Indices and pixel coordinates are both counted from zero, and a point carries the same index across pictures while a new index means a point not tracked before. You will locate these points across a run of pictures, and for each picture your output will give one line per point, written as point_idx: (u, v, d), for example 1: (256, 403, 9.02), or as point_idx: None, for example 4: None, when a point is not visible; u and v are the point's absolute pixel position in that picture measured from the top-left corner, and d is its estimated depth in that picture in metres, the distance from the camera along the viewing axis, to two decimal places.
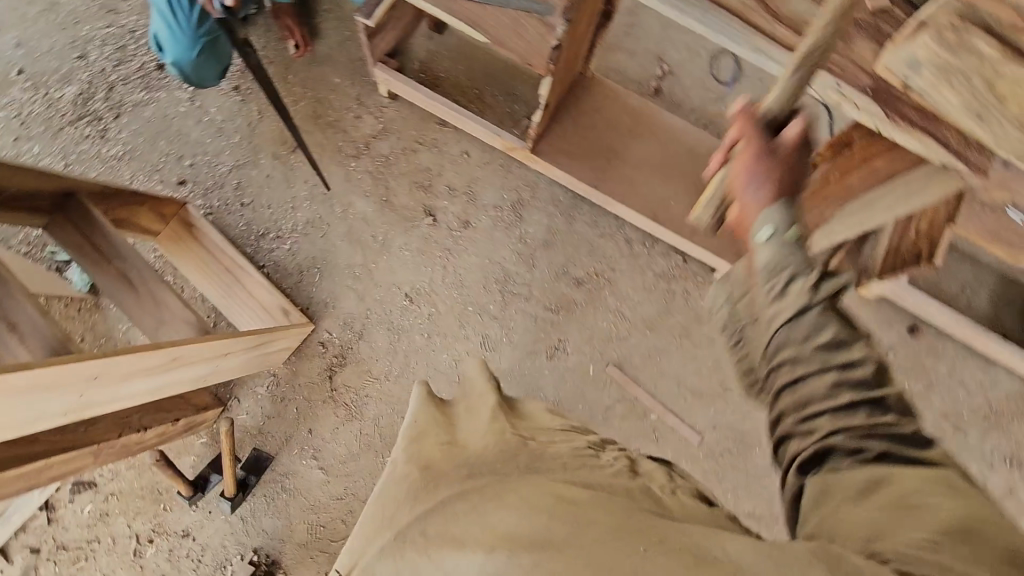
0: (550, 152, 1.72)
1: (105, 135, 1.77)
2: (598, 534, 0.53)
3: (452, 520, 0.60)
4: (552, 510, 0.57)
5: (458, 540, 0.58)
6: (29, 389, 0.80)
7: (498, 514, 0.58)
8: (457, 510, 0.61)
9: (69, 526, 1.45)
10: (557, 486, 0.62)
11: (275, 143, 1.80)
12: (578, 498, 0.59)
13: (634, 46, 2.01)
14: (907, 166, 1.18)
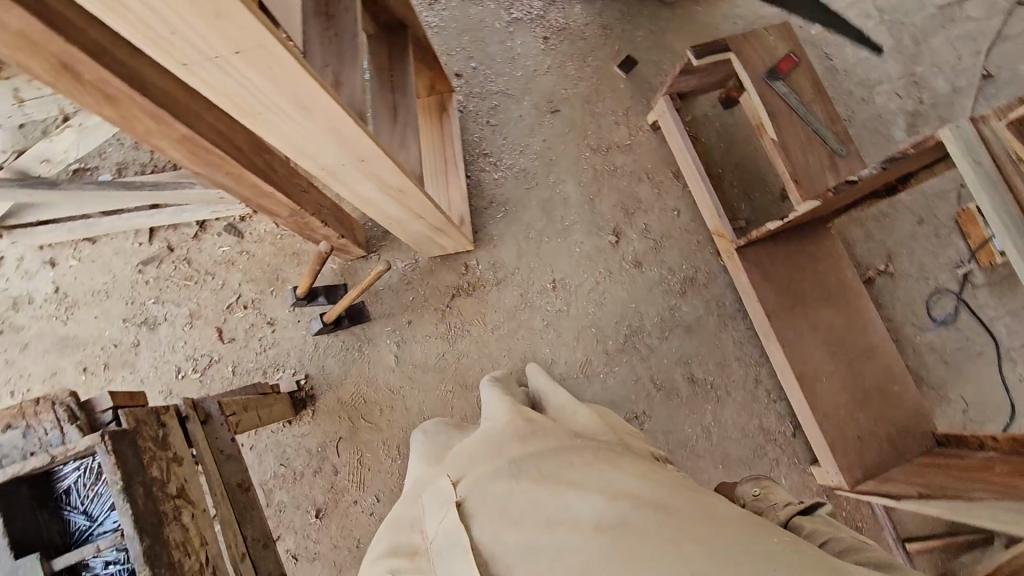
0: (752, 261, 1.71)
1: (433, 5, 2.02)
2: (710, 514, 0.68)
3: (571, 469, 0.77)
4: (667, 487, 0.73)
5: (580, 486, 0.74)
6: (330, 133, 0.94)
7: (617, 478, 0.75)
8: (576, 464, 0.78)
9: (202, 250, 1.69)
10: (658, 473, 0.78)
11: (542, 97, 1.96)
12: (683, 486, 0.75)
13: (879, 230, 1.96)
14: None
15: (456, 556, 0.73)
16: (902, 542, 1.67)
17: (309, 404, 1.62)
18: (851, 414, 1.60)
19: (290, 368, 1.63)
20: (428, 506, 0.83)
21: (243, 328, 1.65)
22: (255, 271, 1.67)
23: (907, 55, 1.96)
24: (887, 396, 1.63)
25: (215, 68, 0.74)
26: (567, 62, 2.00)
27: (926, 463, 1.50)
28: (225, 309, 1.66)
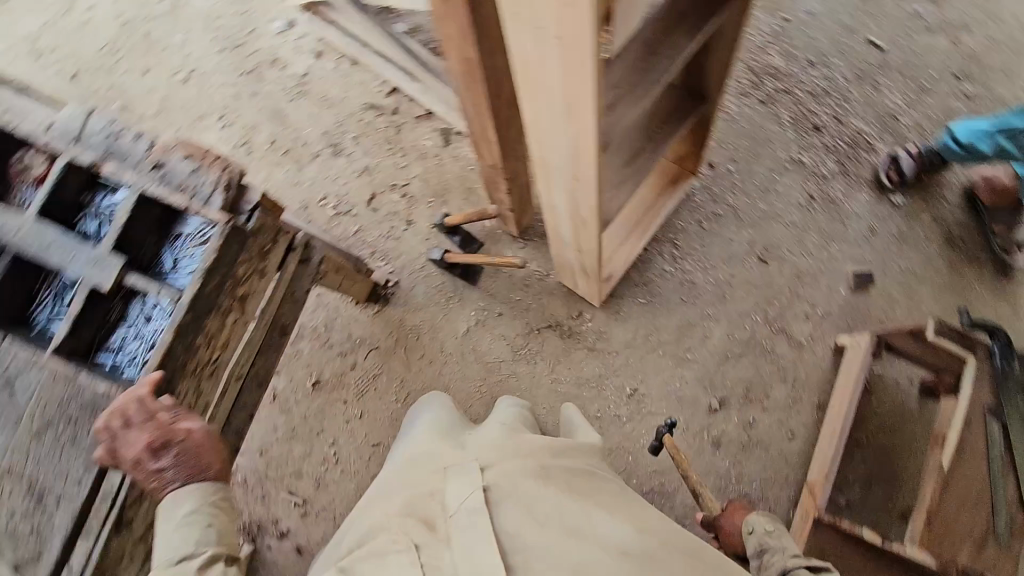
0: (820, 547, 1.41)
1: (742, 97, 1.96)
2: (692, 551, 0.90)
3: (592, 493, 0.93)
4: (660, 523, 0.93)
5: (600, 512, 0.90)
6: (569, 143, 0.97)
7: (627, 510, 0.93)
8: (597, 491, 0.94)
9: (415, 132, 1.88)
10: (650, 507, 0.99)
11: (763, 242, 1.85)
12: (671, 522, 0.96)
13: None
14: None
15: (480, 545, 0.83)
16: None
17: (381, 300, 1.76)
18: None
19: (393, 263, 1.79)
20: (449, 483, 0.91)
21: (390, 208, 1.82)
22: (443, 182, 1.85)
23: None
24: None
25: (533, 36, 0.79)
26: (813, 231, 1.86)
27: None
28: (391, 186, 1.84)
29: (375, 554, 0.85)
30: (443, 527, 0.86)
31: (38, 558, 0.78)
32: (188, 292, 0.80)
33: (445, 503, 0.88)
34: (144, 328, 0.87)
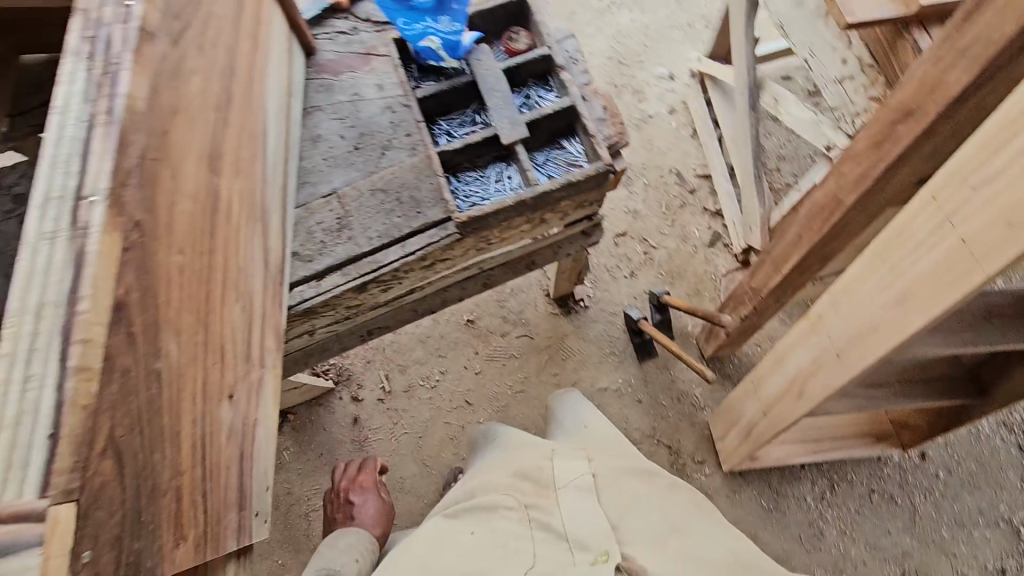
0: None
1: (1005, 428, 1.74)
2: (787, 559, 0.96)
3: (689, 504, 1.00)
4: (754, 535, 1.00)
5: (697, 523, 0.97)
6: (872, 328, 0.98)
7: (722, 522, 1.00)
8: (693, 502, 1.01)
9: (693, 219, 1.98)
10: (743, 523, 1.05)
11: (918, 565, 1.62)
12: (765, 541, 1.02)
13: None
14: None
15: (586, 516, 0.93)
16: None
17: (564, 309, 1.88)
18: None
19: (595, 293, 1.90)
20: (558, 460, 1.01)
21: (628, 254, 1.94)
22: (683, 271, 1.92)
23: None
24: None
25: (932, 227, 0.81)
26: None
27: None
28: (643, 240, 1.96)
29: (483, 503, 0.96)
30: (552, 498, 0.96)
31: (311, 259, 0.90)
32: (542, 186, 0.89)
33: (555, 473, 0.99)
34: (493, 184, 0.95)
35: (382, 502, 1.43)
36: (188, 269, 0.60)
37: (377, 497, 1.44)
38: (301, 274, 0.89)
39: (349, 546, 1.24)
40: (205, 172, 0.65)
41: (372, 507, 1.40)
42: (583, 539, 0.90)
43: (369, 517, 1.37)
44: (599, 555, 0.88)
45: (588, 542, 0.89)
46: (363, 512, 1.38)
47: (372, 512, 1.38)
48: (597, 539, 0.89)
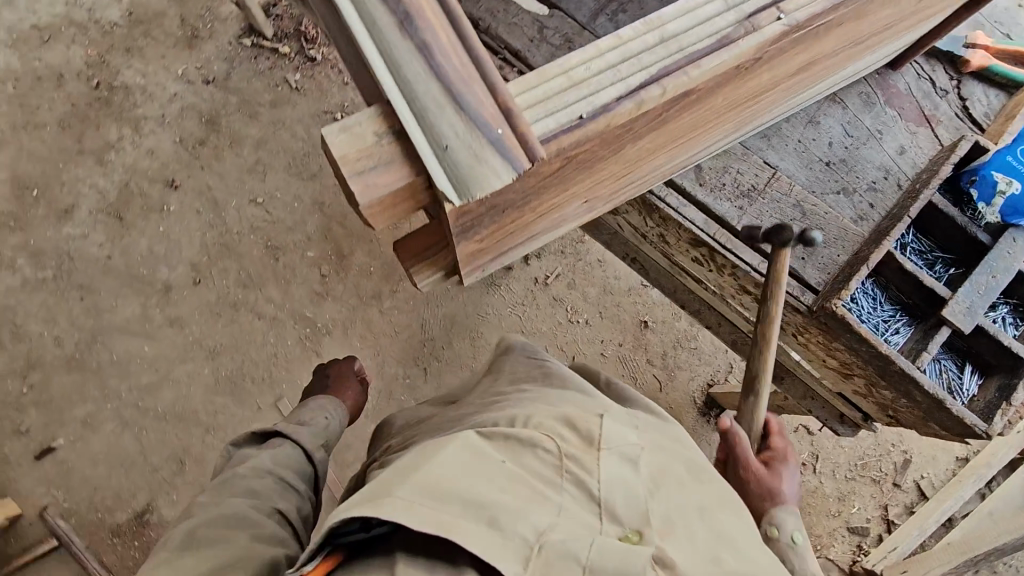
0: None
1: None
2: None
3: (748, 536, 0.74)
4: None
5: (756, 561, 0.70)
6: None
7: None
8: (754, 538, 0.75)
9: (869, 499, 1.75)
10: None
11: None
12: None
13: None
14: None
15: (633, 481, 0.67)
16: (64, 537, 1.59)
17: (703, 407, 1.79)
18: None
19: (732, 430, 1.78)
20: (609, 418, 0.75)
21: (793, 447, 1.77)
22: (806, 513, 1.73)
23: None
24: None
25: None
26: None
27: None
28: (817, 455, 1.77)
29: (519, 436, 0.70)
30: (592, 452, 0.69)
31: (700, 182, 0.87)
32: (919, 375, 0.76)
33: (602, 427, 0.72)
34: (876, 317, 0.84)
35: (358, 380, 1.45)
36: (708, 113, 0.59)
37: (353, 380, 1.44)
38: (683, 181, 0.87)
39: (326, 415, 1.16)
40: (791, 69, 0.62)
41: (352, 377, 1.44)
42: (617, 508, 0.65)
43: (353, 388, 1.41)
44: (631, 535, 0.63)
45: (623, 518, 0.64)
46: (348, 380, 1.42)
47: (349, 382, 1.42)
48: (632, 514, 0.64)
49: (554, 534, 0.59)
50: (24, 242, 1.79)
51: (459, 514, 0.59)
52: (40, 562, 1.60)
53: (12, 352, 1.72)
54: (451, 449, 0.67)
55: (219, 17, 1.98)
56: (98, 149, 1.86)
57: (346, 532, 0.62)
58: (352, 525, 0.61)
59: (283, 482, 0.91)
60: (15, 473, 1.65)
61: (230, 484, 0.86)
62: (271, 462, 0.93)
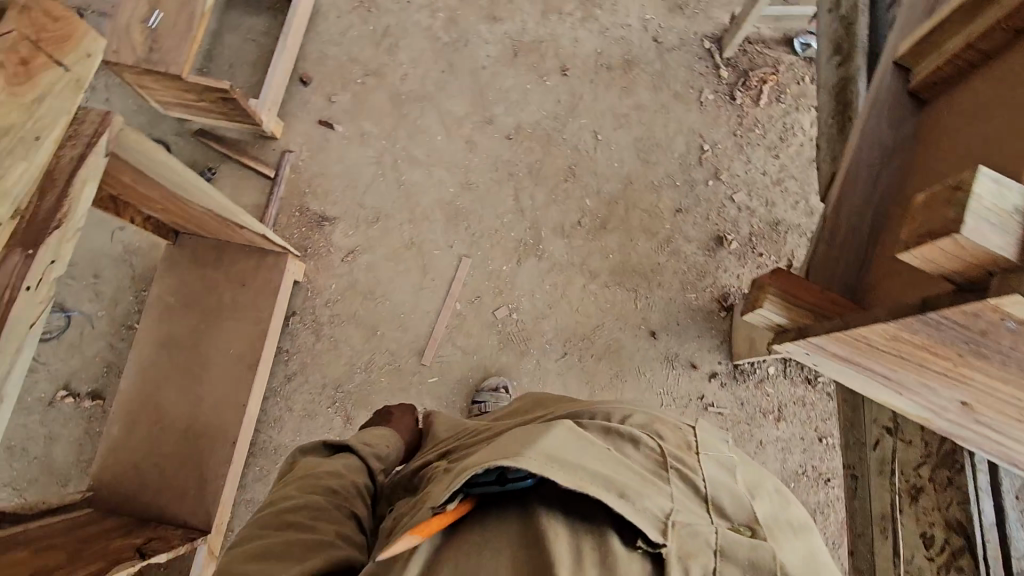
0: (207, 507, 1.50)
1: None
2: None
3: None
4: None
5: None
6: None
7: None
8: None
9: None
10: None
11: None
12: None
13: (52, 430, 1.68)
14: (150, 182, 1.22)
15: (731, 485, 0.71)
16: (275, 180, 1.93)
17: None
18: (251, 302, 1.67)
19: None
20: (703, 428, 0.81)
21: None
22: None
23: None
24: (193, 305, 1.65)
25: None
26: None
27: (209, 233, 1.61)
28: None
29: (621, 429, 0.77)
30: (689, 455, 0.75)
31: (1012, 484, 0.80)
32: None
33: (696, 437, 0.79)
34: None
35: (413, 422, 1.31)
36: None
37: (405, 422, 1.29)
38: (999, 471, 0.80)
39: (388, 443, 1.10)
40: None
41: (405, 420, 1.31)
42: (723, 501, 0.69)
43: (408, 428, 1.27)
44: (743, 525, 0.66)
45: (732, 512, 0.68)
46: (404, 420, 1.30)
47: (403, 422, 1.29)
48: (739, 509, 0.68)
49: (679, 514, 0.65)
50: (452, 10, 2.13)
51: (592, 476, 0.65)
52: (255, 176, 1.96)
53: (378, 55, 2.08)
54: (556, 426, 0.71)
55: (714, 10, 2.13)
56: (552, 7, 2.14)
57: (480, 483, 0.68)
58: (489, 476, 0.68)
59: (343, 489, 0.86)
60: (302, 118, 2.01)
61: (290, 495, 0.83)
62: (329, 470, 0.91)
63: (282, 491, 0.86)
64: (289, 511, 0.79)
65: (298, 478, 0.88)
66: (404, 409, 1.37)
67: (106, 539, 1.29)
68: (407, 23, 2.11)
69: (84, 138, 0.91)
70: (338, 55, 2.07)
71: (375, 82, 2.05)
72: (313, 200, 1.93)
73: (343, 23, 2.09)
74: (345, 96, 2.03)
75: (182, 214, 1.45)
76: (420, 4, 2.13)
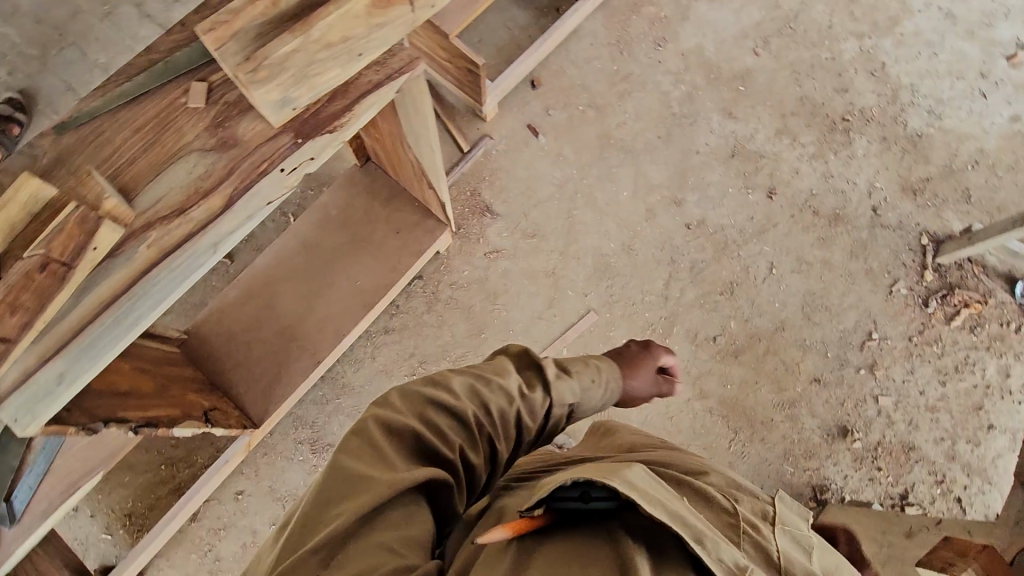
0: (268, 405, 1.55)
1: None
2: None
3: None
4: None
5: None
6: None
7: None
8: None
9: None
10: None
11: None
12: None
13: None
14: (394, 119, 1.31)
15: (806, 561, 0.68)
16: (465, 152, 1.99)
17: None
18: (397, 249, 1.71)
19: None
20: (782, 504, 0.79)
21: None
22: None
23: None
24: (347, 225, 1.71)
25: None
26: None
27: (391, 168, 1.68)
28: None
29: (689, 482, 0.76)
30: (764, 524, 0.72)
31: None
32: None
33: (776, 510, 0.76)
34: None
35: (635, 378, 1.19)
36: None
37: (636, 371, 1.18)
38: None
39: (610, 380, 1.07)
40: None
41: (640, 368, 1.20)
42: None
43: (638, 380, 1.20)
44: None
45: None
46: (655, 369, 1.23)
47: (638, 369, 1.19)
48: None
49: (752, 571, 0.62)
50: (695, 88, 2.14)
51: (669, 511, 0.63)
52: (451, 142, 2.02)
53: (609, 93, 2.12)
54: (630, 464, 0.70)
55: (945, 212, 2.03)
56: (787, 132, 2.11)
57: (561, 496, 0.67)
58: (572, 491, 0.67)
59: (497, 413, 0.86)
60: (516, 113, 2.06)
61: (450, 391, 0.84)
62: (497, 389, 0.88)
63: (444, 379, 0.87)
64: (431, 414, 0.81)
65: (469, 376, 0.88)
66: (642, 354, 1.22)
67: (184, 387, 1.34)
68: (649, 79, 2.14)
69: (387, 70, 0.98)
70: (574, 76, 2.12)
71: (594, 115, 2.09)
72: (488, 188, 1.97)
73: (594, 51, 2.15)
74: (562, 113, 2.07)
75: (392, 151, 1.53)
76: (669, 69, 2.15)
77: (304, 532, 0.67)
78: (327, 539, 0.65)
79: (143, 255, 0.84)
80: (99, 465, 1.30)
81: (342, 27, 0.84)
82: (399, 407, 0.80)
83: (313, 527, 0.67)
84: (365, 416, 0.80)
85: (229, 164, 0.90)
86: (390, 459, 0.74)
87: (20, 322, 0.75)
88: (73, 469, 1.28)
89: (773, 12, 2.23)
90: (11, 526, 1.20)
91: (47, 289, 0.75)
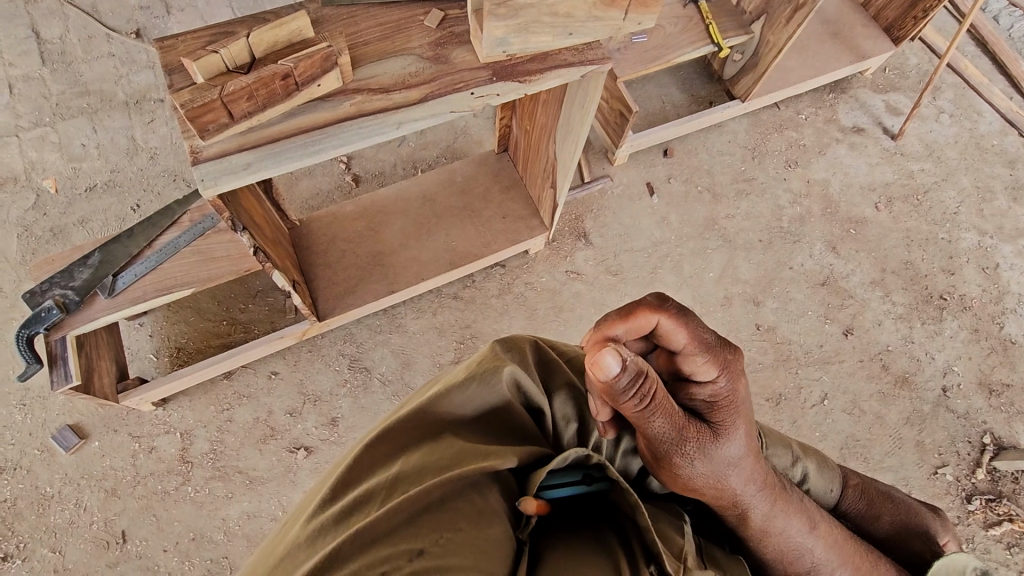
0: (332, 307, 1.67)
1: None
2: None
3: None
4: None
5: None
6: None
7: None
8: None
9: None
10: None
11: (97, 552, 1.52)
12: None
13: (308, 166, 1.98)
14: (555, 106, 1.49)
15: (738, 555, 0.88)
16: (586, 182, 2.15)
17: None
18: (502, 231, 1.83)
19: None
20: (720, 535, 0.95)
21: None
22: None
23: (139, 130, 1.97)
24: (463, 192, 1.86)
25: None
26: (48, 515, 1.54)
27: (523, 166, 1.86)
28: None
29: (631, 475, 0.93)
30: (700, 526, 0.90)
31: None
32: None
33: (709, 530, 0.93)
34: None
35: (739, 368, 0.83)
36: None
37: (824, 513, 0.93)
38: None
39: (831, 487, 1.04)
40: None
41: (736, 485, 0.83)
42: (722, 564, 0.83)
43: (802, 531, 0.88)
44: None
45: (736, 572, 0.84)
46: (664, 342, 0.80)
47: (748, 413, 0.85)
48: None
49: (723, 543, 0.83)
50: (808, 213, 2.24)
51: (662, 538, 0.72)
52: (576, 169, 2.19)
53: (730, 185, 2.24)
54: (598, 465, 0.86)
55: (1016, 422, 1.97)
56: (882, 286, 2.14)
57: (564, 482, 0.75)
58: (575, 474, 0.75)
59: None
60: (642, 169, 2.21)
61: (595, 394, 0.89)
62: None
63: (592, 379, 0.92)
64: (557, 399, 0.86)
65: None
66: (651, 304, 0.77)
67: (284, 252, 1.49)
68: (770, 188, 2.26)
69: (584, 54, 1.15)
70: (705, 160, 2.27)
71: (709, 196, 2.22)
72: (590, 217, 2.11)
73: (729, 145, 2.30)
74: (681, 184, 2.21)
75: (534, 143, 1.71)
76: (791, 188, 2.27)
77: (388, 487, 0.65)
78: (414, 502, 0.62)
79: (346, 107, 1.03)
80: (195, 279, 1.41)
81: (570, 5, 1.03)
82: (520, 374, 0.80)
83: (401, 483, 0.65)
84: (477, 363, 0.80)
85: (433, 72, 1.08)
86: (484, 433, 0.76)
87: (247, 108, 0.94)
88: (173, 274, 1.41)
89: (905, 179, 2.33)
90: (106, 297, 1.38)
91: (276, 95, 0.95)
